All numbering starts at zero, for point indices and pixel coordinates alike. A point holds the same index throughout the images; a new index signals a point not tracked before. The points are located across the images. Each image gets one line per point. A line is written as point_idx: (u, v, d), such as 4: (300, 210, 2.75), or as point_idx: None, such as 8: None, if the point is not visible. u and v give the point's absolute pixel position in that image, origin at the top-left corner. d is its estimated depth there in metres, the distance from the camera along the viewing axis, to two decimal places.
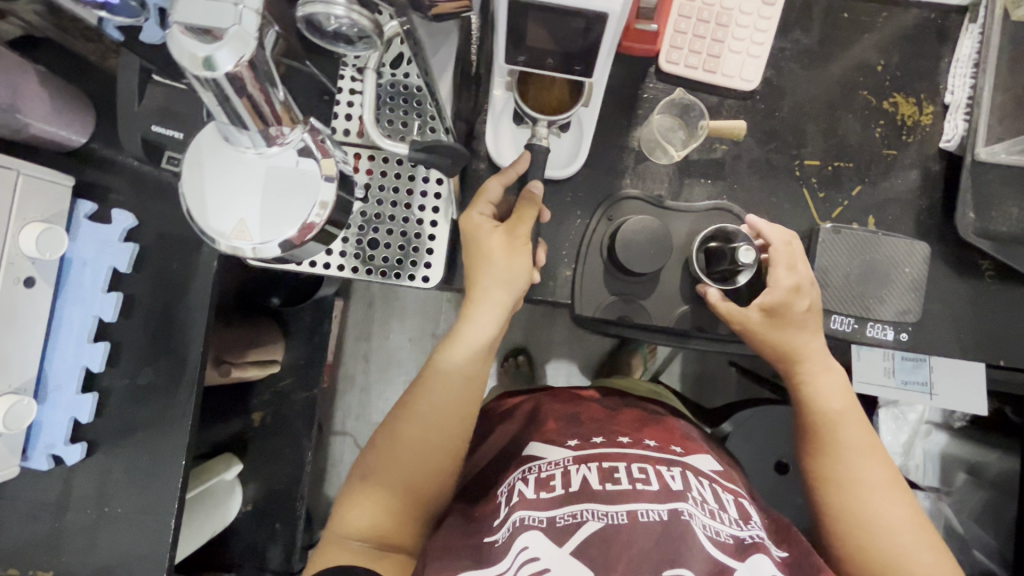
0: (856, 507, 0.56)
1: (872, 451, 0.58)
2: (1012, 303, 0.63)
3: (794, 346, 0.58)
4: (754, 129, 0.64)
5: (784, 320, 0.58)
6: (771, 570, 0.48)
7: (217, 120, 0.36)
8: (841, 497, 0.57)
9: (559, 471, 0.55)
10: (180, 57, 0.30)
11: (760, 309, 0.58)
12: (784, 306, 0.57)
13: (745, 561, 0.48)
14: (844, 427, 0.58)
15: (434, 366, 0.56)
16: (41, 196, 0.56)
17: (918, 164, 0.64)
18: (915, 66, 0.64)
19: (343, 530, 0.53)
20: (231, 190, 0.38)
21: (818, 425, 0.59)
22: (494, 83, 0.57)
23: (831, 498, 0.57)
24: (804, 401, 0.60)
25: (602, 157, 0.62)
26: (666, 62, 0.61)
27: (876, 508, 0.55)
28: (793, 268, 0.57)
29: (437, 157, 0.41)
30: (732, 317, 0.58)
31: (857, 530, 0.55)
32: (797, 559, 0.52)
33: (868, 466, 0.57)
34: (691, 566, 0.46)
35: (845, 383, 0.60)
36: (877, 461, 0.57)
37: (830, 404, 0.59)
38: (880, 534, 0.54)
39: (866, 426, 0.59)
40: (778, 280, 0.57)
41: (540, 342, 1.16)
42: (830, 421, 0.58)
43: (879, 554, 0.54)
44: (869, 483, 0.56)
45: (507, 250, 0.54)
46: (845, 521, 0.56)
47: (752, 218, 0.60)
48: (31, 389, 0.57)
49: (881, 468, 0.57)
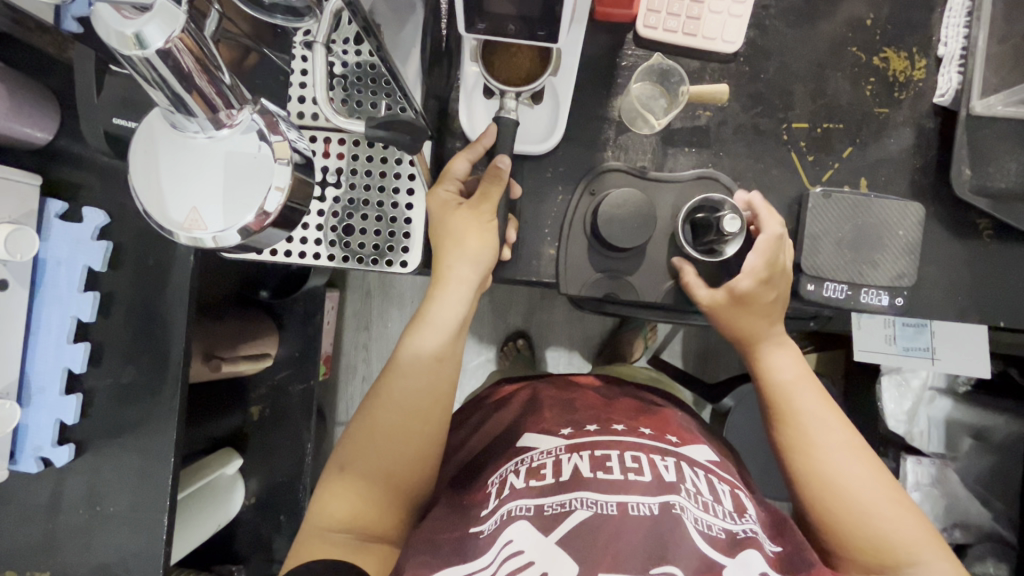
0: (821, 474, 0.55)
1: (828, 414, 0.57)
2: (1010, 261, 0.61)
3: (751, 328, 0.59)
4: (740, 93, 0.61)
5: (755, 307, 0.58)
6: (762, 566, 0.47)
7: (162, 105, 0.35)
8: (806, 465, 0.56)
9: (551, 460, 0.54)
10: (108, 37, 0.28)
11: (729, 292, 0.58)
12: (753, 294, 0.57)
13: (736, 557, 0.47)
14: (798, 394, 0.58)
15: (409, 355, 0.54)
16: (6, 196, 0.55)
17: (911, 121, 0.61)
18: (906, 18, 0.61)
19: (322, 521, 0.51)
20: (182, 177, 0.37)
21: (779, 396, 0.58)
22: (465, 58, 0.55)
23: (799, 469, 0.56)
24: (760, 375, 0.60)
25: (581, 130, 0.60)
26: (644, 27, 0.59)
27: (840, 471, 0.54)
28: (775, 262, 0.56)
29: (395, 133, 0.39)
30: (701, 297, 0.58)
31: (827, 498, 0.54)
32: (790, 554, 0.51)
33: (828, 429, 0.56)
34: (679, 563, 0.45)
35: (798, 354, 0.61)
36: (834, 424, 0.57)
37: (782, 373, 0.59)
38: (847, 500, 0.53)
39: (823, 395, 0.59)
40: (754, 267, 0.56)
41: (539, 324, 1.15)
42: (787, 390, 0.58)
43: (847, 519, 0.53)
44: (833, 449, 0.55)
45: (479, 231, 0.53)
46: (813, 489, 0.55)
47: (752, 197, 0.58)
48: (12, 393, 0.56)
49: (842, 431, 0.56)
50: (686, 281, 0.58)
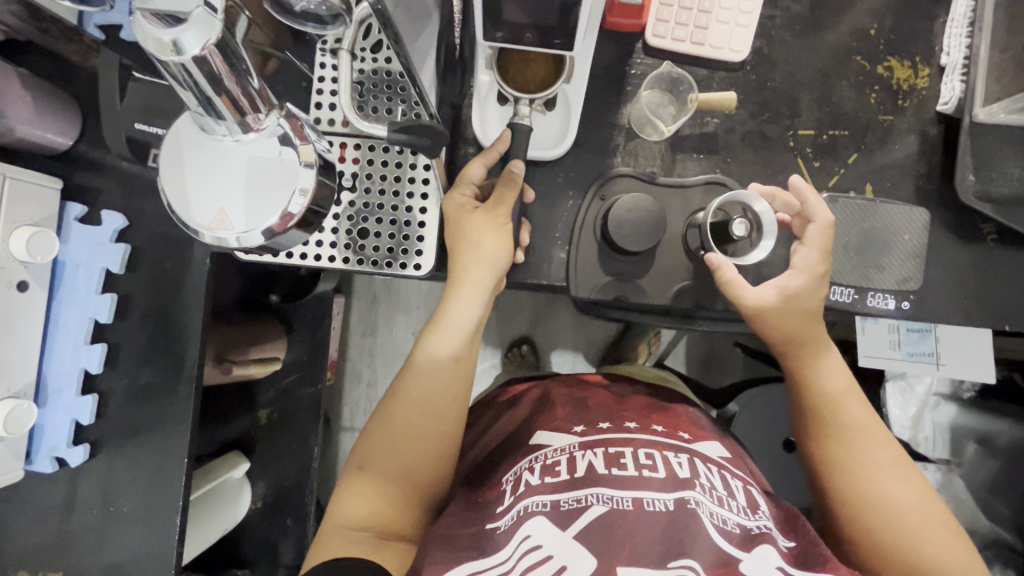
0: (865, 487, 0.55)
1: (872, 427, 0.58)
2: (1014, 266, 0.62)
3: (803, 330, 0.58)
4: (747, 101, 0.62)
5: (792, 304, 0.57)
6: (777, 561, 0.47)
7: (192, 109, 0.36)
8: (849, 476, 0.56)
9: (565, 457, 0.55)
10: (146, 43, 0.30)
11: (781, 292, 0.57)
12: (806, 292, 0.57)
13: (752, 551, 0.47)
14: (846, 404, 0.58)
15: (429, 353, 0.55)
16: (30, 200, 0.56)
17: (916, 128, 0.62)
18: (909, 28, 0.63)
19: (341, 520, 0.52)
20: (211, 178, 0.37)
21: (826, 405, 0.59)
22: (478, 65, 0.57)
23: (838, 478, 0.57)
24: (806, 382, 0.60)
25: (592, 136, 0.61)
26: (653, 36, 0.60)
27: (883, 484, 0.55)
28: (827, 253, 0.57)
29: (415, 137, 0.41)
30: (748, 298, 0.57)
31: (869, 509, 0.54)
32: (804, 549, 0.51)
33: (871, 442, 0.57)
34: (696, 556, 0.45)
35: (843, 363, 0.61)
36: (878, 437, 0.57)
37: (833, 382, 0.59)
38: (891, 515, 0.54)
39: (870, 409, 0.59)
40: (808, 261, 0.57)
41: (544, 330, 1.16)
42: (837, 399, 0.59)
43: (890, 535, 0.53)
44: (880, 463, 0.56)
45: (494, 233, 0.54)
46: (850, 501, 0.56)
47: (795, 180, 0.59)
48: (31, 393, 0.57)
49: (886, 445, 0.57)
50: (725, 279, 0.56)
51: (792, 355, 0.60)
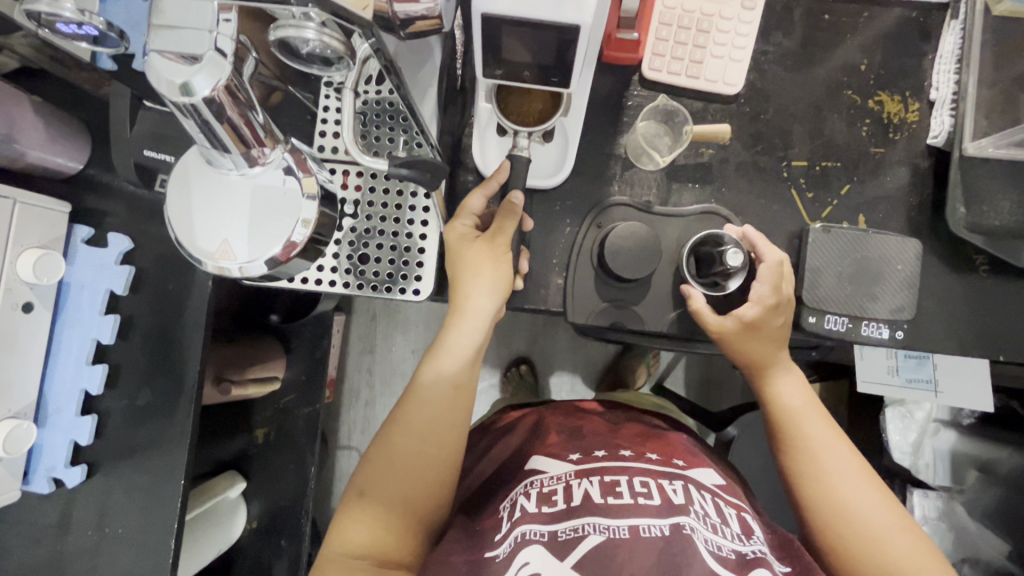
0: (831, 497, 0.55)
1: (835, 440, 0.58)
2: (1007, 296, 0.62)
3: (762, 356, 0.59)
4: (741, 133, 0.64)
5: (756, 333, 0.58)
6: None
7: (200, 145, 0.37)
8: (815, 488, 0.56)
9: (561, 485, 0.55)
10: (158, 85, 0.31)
11: (740, 320, 0.58)
12: (762, 320, 0.58)
13: None
14: (806, 419, 0.59)
15: (424, 378, 0.56)
16: (39, 223, 0.57)
17: (906, 161, 0.64)
18: (899, 63, 0.64)
19: (340, 547, 0.51)
20: (218, 211, 0.39)
21: (787, 420, 0.59)
22: (479, 96, 0.58)
23: (807, 491, 0.57)
24: (768, 400, 0.61)
25: (589, 165, 0.63)
26: (649, 69, 0.62)
27: (848, 494, 0.55)
28: (778, 287, 0.57)
29: (416, 172, 0.42)
30: (712, 323, 0.58)
31: (838, 520, 0.55)
32: None
33: (835, 454, 0.57)
34: None
35: (805, 380, 0.61)
36: (840, 449, 0.57)
37: (792, 398, 0.60)
38: (855, 522, 0.54)
39: (831, 423, 0.59)
40: (759, 294, 0.57)
41: (543, 350, 1.16)
42: (796, 415, 0.59)
43: (858, 542, 0.53)
44: (843, 473, 0.56)
45: (492, 261, 0.55)
46: (817, 513, 0.56)
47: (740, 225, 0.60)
48: (30, 414, 0.57)
49: (848, 456, 0.57)
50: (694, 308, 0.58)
51: (754, 377, 0.61)
